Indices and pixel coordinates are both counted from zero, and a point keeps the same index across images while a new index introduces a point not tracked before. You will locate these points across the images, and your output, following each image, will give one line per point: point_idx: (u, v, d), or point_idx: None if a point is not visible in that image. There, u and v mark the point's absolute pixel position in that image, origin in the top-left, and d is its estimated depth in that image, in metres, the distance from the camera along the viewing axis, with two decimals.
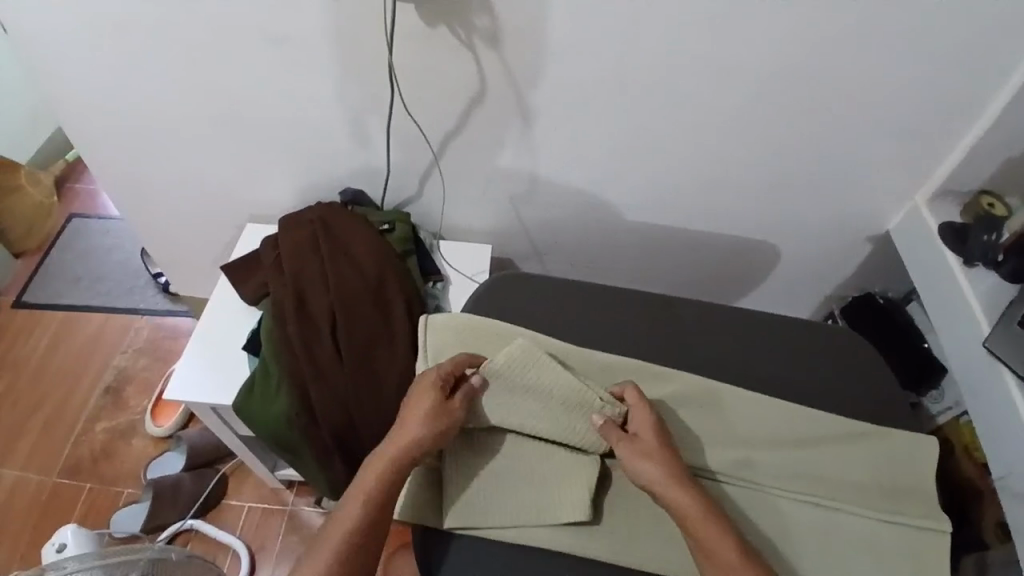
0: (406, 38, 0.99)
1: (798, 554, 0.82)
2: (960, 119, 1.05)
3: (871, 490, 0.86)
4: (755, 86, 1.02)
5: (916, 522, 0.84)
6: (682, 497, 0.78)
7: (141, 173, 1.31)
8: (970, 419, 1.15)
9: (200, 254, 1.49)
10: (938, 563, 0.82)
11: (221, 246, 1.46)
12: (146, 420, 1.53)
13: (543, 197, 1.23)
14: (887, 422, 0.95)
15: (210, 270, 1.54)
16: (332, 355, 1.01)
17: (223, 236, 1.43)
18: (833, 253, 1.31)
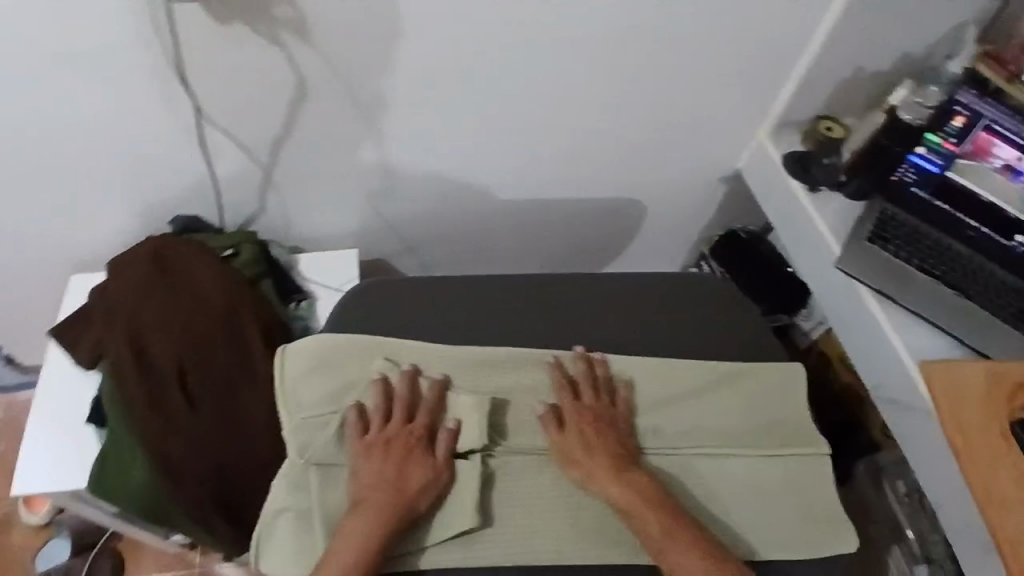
0: (202, 42, 0.87)
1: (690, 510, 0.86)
2: (787, 52, 1.08)
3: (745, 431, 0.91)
4: (589, 45, 0.99)
5: (784, 453, 0.90)
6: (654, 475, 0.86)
7: None
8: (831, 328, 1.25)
9: (18, 328, 1.27)
10: (806, 489, 0.89)
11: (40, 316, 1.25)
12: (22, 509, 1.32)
13: (399, 191, 1.16)
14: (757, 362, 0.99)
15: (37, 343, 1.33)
16: (186, 407, 0.93)
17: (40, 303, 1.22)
18: (697, 198, 1.32)
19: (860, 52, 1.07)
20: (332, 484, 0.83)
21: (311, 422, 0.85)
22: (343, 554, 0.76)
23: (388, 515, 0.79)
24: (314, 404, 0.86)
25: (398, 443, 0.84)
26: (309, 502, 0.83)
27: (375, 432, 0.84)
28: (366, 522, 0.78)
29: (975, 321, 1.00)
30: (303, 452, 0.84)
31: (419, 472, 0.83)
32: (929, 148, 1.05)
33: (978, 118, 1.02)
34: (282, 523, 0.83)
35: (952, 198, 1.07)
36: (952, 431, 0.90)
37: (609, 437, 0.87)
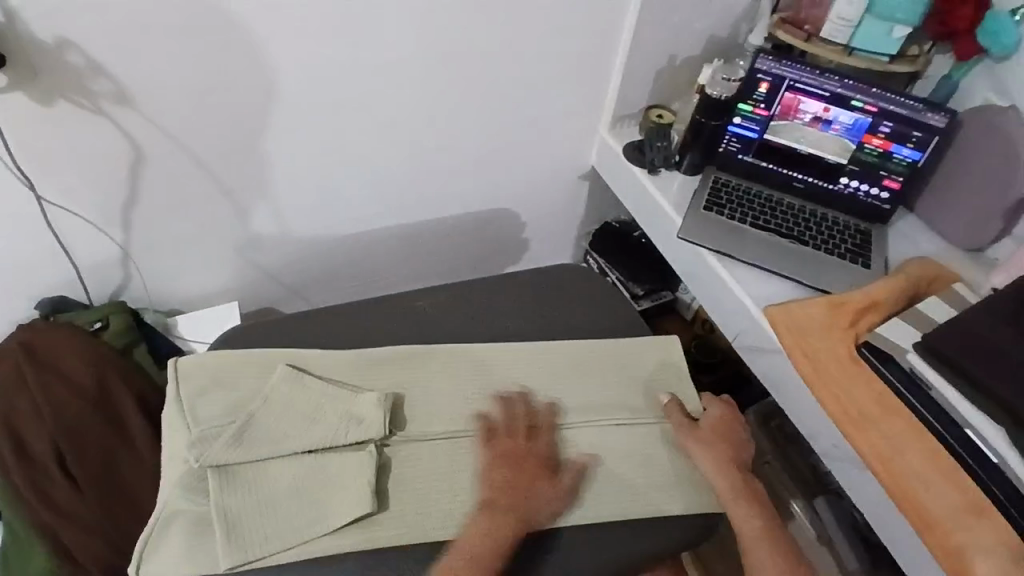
0: (27, 127, 0.90)
1: (576, 466, 0.90)
2: (600, 50, 1.17)
3: (614, 401, 0.97)
4: (408, 71, 1.07)
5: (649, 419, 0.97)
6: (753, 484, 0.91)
7: None
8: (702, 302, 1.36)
9: None
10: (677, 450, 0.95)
11: None
12: None
13: (269, 238, 1.20)
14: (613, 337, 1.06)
15: None
16: (68, 487, 0.93)
17: None
18: (561, 197, 1.41)
19: (667, 42, 1.17)
20: (230, 487, 0.82)
21: (208, 431, 0.85)
22: (466, 551, 0.79)
23: (507, 521, 0.82)
24: (212, 415, 0.87)
25: (525, 460, 0.88)
26: (206, 507, 0.81)
27: (502, 440, 0.90)
28: (497, 524, 0.81)
29: (811, 263, 1.09)
30: (198, 457, 0.83)
31: (547, 491, 0.86)
32: (743, 117, 1.14)
33: (780, 81, 1.10)
34: (171, 528, 0.81)
35: (778, 156, 1.16)
36: (796, 356, 0.99)
37: (739, 443, 0.94)
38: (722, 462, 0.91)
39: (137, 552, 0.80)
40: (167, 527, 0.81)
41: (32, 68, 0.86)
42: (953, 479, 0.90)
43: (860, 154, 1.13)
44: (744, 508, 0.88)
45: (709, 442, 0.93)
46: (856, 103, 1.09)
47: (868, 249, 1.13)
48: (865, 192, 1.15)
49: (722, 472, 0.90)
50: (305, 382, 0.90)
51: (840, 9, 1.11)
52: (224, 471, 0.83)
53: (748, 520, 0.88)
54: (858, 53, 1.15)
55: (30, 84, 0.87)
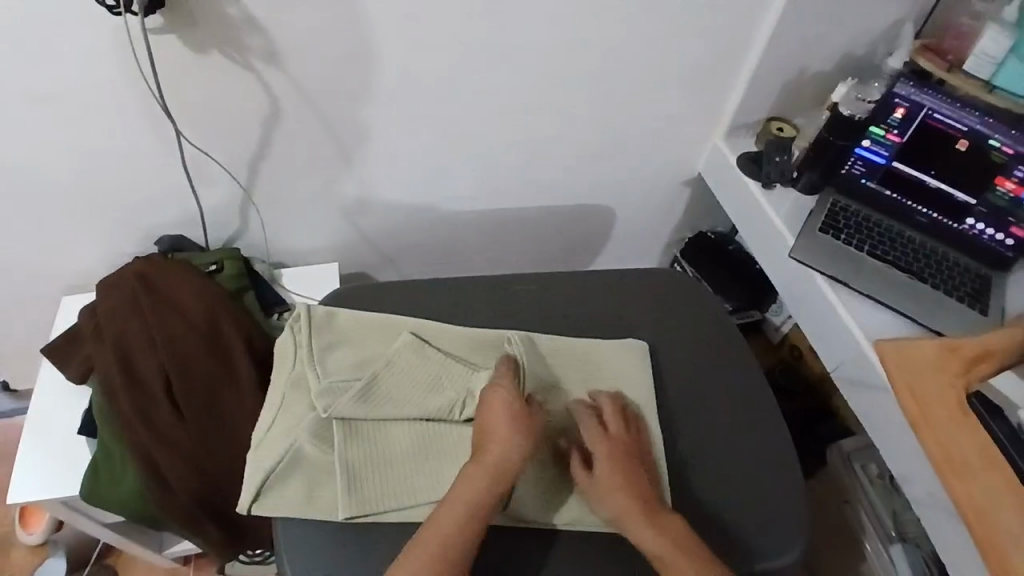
0: (179, 71, 0.94)
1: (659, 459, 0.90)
2: (731, 57, 1.15)
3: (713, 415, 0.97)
4: (537, 58, 1.07)
5: (745, 437, 0.96)
6: (650, 537, 0.79)
7: None
8: (794, 325, 1.35)
9: (11, 352, 1.30)
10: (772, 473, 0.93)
11: (33, 343, 1.29)
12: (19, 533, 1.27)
13: (375, 206, 1.23)
14: (713, 346, 1.03)
15: (31, 371, 1.36)
16: (171, 415, 0.96)
17: (35, 331, 1.27)
18: (660, 201, 1.39)
19: (799, 56, 1.14)
20: (353, 441, 0.85)
21: (336, 385, 0.88)
22: (454, 513, 0.76)
23: (496, 485, 0.78)
24: (340, 369, 0.90)
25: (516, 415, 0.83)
26: (329, 456, 0.85)
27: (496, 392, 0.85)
28: (473, 492, 0.77)
29: (924, 299, 1.05)
30: (325, 408, 0.85)
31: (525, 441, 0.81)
32: (873, 140, 1.10)
33: (918, 109, 1.05)
34: (288, 470, 0.84)
35: (905, 186, 1.12)
36: (902, 392, 0.96)
37: (632, 472, 0.84)
38: (626, 500, 0.82)
39: (255, 487, 0.82)
40: (285, 469, 0.84)
41: (191, 18, 0.89)
42: None
43: (989, 196, 1.07)
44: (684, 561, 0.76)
45: (600, 477, 0.83)
46: (993, 142, 1.04)
47: (987, 295, 1.08)
48: (990, 236, 1.10)
49: (636, 526, 0.80)
50: (427, 353, 0.92)
51: (986, 45, 1.06)
52: (348, 425, 0.85)
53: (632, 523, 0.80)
54: (999, 91, 1.09)
55: (187, 32, 0.90)
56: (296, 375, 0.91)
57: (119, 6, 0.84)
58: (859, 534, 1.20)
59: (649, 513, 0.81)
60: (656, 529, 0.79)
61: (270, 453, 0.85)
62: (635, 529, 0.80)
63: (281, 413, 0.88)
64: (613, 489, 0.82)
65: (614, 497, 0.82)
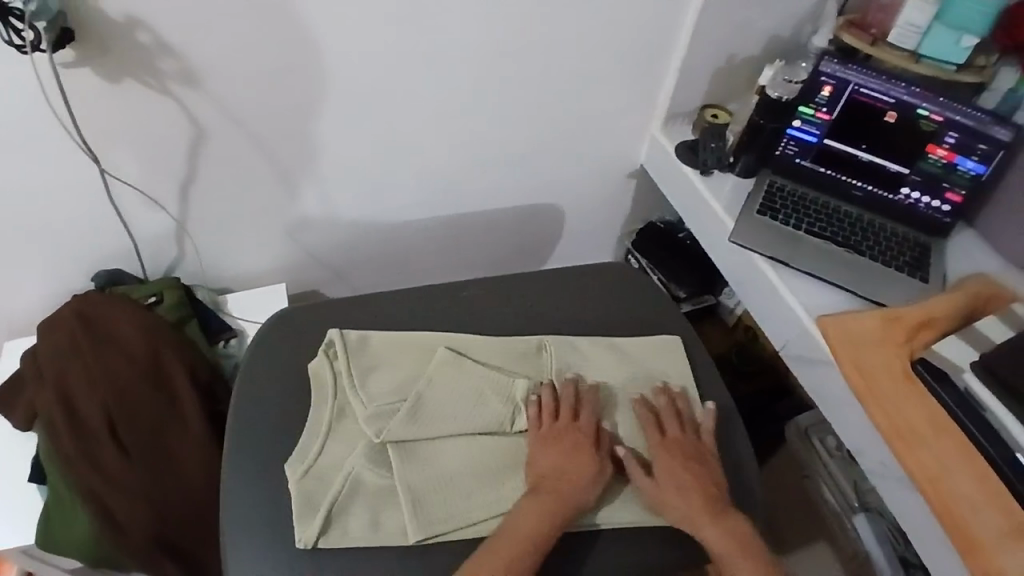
0: (94, 102, 0.92)
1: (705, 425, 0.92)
2: (659, 46, 1.15)
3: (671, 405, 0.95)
4: (463, 63, 1.07)
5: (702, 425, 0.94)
6: (693, 498, 0.85)
7: None
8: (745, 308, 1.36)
9: None
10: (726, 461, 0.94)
11: None
12: None
13: (316, 222, 1.21)
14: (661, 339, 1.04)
15: None
16: (119, 455, 0.94)
17: None
18: (607, 194, 1.39)
19: (726, 41, 1.15)
20: (411, 463, 0.86)
21: (383, 408, 0.89)
22: (525, 537, 0.79)
23: (560, 508, 0.82)
24: (383, 392, 0.90)
25: (569, 439, 0.88)
26: (389, 480, 0.85)
27: (545, 424, 0.89)
28: (538, 506, 0.82)
29: (864, 273, 1.06)
30: (379, 432, 0.87)
31: (592, 464, 0.86)
32: (803, 120, 1.11)
33: (844, 85, 1.07)
34: (347, 501, 0.83)
35: (838, 162, 1.13)
36: (846, 364, 0.97)
37: (693, 451, 0.89)
38: (687, 473, 0.86)
39: (323, 518, 0.81)
40: (345, 501, 0.83)
41: (100, 45, 0.87)
42: (998, 501, 0.87)
43: (922, 164, 1.09)
44: (712, 524, 0.83)
45: (665, 457, 0.88)
46: (922, 111, 1.05)
47: (926, 263, 1.10)
48: (926, 204, 1.12)
49: (688, 490, 0.85)
50: (466, 369, 0.92)
51: (910, 15, 1.07)
52: (404, 448, 0.86)
53: (677, 501, 0.84)
54: (926, 60, 1.11)
55: (98, 60, 0.88)
56: (339, 404, 0.90)
57: (27, 46, 0.81)
58: (824, 506, 1.22)
59: (700, 481, 0.86)
60: (702, 492, 0.85)
61: (327, 486, 0.84)
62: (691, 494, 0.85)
63: (332, 439, 0.88)
64: (674, 463, 0.87)
65: (670, 474, 0.86)
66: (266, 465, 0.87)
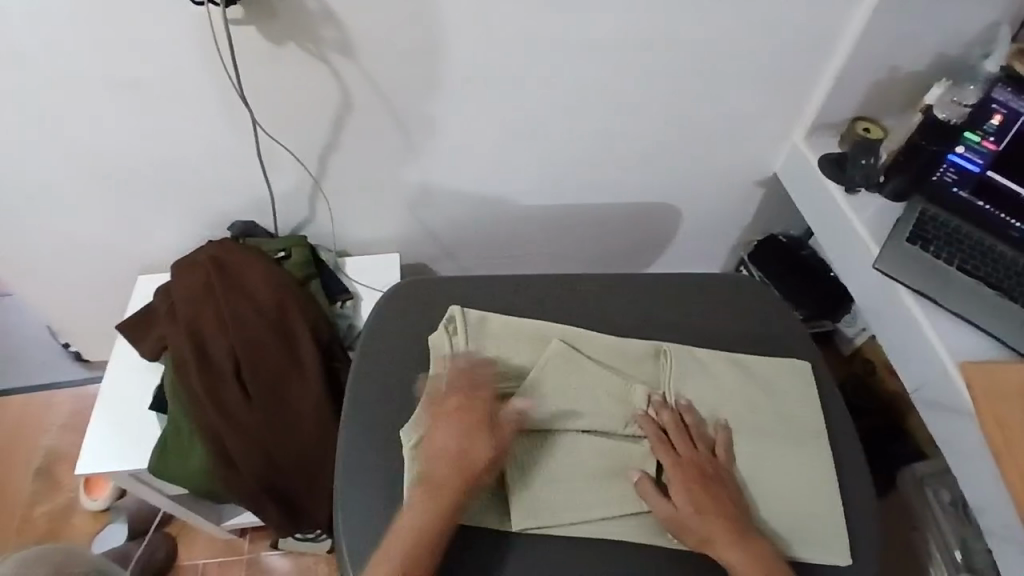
0: (257, 61, 0.96)
1: (716, 443, 0.88)
2: (816, 55, 1.10)
3: (797, 432, 0.91)
4: (611, 54, 1.05)
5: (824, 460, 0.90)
6: (712, 517, 0.80)
7: (12, 258, 1.20)
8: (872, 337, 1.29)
9: (93, 325, 1.36)
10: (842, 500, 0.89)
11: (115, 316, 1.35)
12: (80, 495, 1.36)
13: (438, 198, 1.22)
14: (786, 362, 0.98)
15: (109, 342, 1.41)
16: (240, 397, 0.99)
17: (118, 304, 1.32)
18: (730, 202, 1.34)
19: (890, 57, 1.08)
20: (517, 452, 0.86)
21: (494, 395, 0.89)
22: (411, 525, 0.77)
23: (454, 491, 0.79)
24: (498, 377, 0.90)
25: (470, 417, 0.84)
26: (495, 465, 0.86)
27: (453, 402, 0.85)
28: (423, 505, 0.78)
29: (1016, 322, 0.98)
30: None
31: (488, 443, 0.82)
32: (967, 147, 1.03)
33: (1015, 116, 1.00)
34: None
35: (1000, 199, 1.03)
36: (984, 415, 0.89)
37: (706, 474, 0.84)
38: (689, 492, 0.82)
39: None
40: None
41: (272, 7, 0.90)
42: None
43: None
44: (732, 548, 0.79)
45: (674, 474, 0.84)
46: None
47: None
48: None
49: (700, 512, 0.81)
50: (579, 365, 0.91)
51: None
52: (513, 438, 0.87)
53: (683, 515, 0.81)
54: None
55: (268, 22, 0.91)
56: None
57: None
58: (926, 562, 1.16)
59: (714, 501, 0.82)
60: (719, 514, 0.81)
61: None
62: (705, 512, 0.81)
63: None
64: (681, 481, 0.83)
65: (678, 493, 0.82)
66: (385, 430, 0.89)
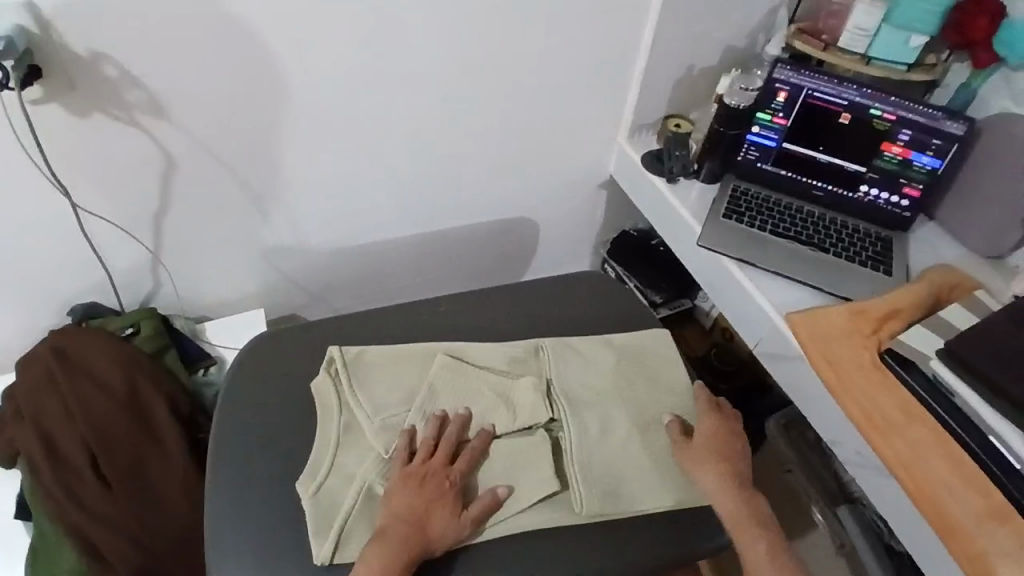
0: (64, 137, 0.94)
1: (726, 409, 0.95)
2: (619, 60, 1.19)
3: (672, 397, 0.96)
4: (428, 83, 1.09)
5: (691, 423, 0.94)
6: (730, 489, 0.87)
7: None
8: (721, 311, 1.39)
9: None
10: None
11: None
12: None
13: (291, 244, 1.22)
14: None
15: None
16: (100, 486, 0.94)
17: None
18: (579, 204, 1.42)
19: (684, 53, 1.19)
20: None
21: (389, 421, 0.90)
22: None
23: (404, 549, 0.78)
24: (390, 404, 0.92)
25: (433, 481, 0.84)
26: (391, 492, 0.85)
27: (415, 463, 0.86)
28: (379, 556, 0.78)
29: (832, 269, 1.10)
30: (387, 447, 0.88)
31: (446, 519, 0.81)
32: (762, 126, 1.16)
33: (798, 91, 1.12)
34: (362, 513, 0.84)
35: (800, 165, 1.17)
36: (817, 359, 0.99)
37: (731, 445, 0.91)
38: (717, 465, 0.88)
39: (336, 532, 0.82)
40: (360, 512, 0.84)
41: (68, 80, 0.89)
42: (969, 477, 0.89)
43: (879, 162, 1.13)
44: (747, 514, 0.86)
45: (707, 448, 0.90)
46: (874, 111, 1.10)
47: (889, 256, 1.13)
48: (885, 200, 1.15)
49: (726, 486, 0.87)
50: (461, 376, 0.94)
51: (858, 20, 1.12)
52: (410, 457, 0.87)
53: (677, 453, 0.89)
54: (875, 62, 1.15)
55: (67, 96, 0.90)
56: (345, 421, 0.91)
57: None
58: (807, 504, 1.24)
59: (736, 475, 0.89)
60: (738, 484, 0.88)
61: (346, 490, 0.86)
62: (730, 483, 0.87)
63: (342, 454, 0.88)
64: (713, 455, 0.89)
65: (709, 467, 0.88)
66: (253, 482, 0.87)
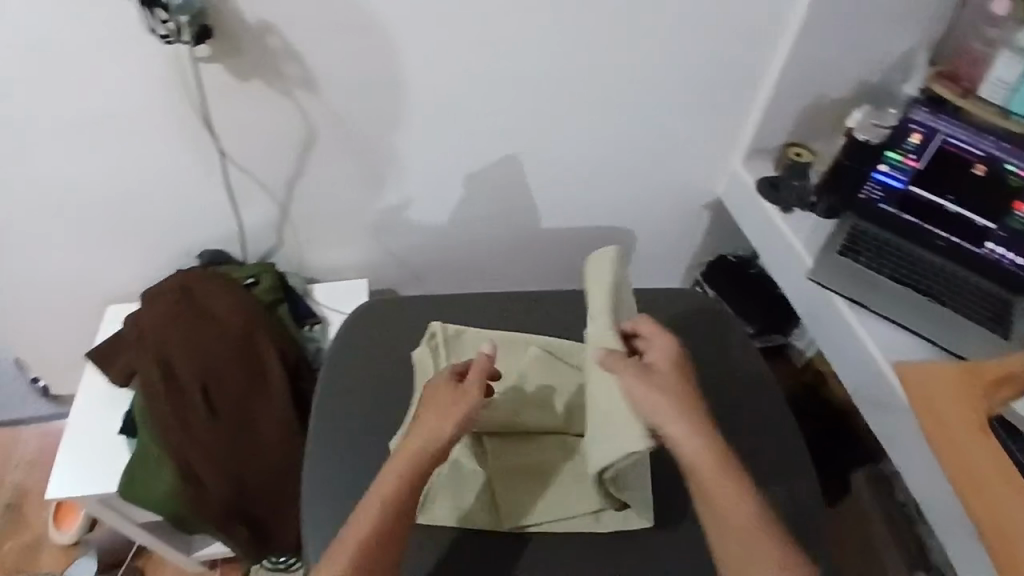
0: (223, 96, 1.01)
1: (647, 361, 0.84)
2: (748, 84, 1.19)
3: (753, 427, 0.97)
4: (558, 85, 1.12)
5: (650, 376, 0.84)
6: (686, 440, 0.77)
7: None
8: (819, 349, 1.34)
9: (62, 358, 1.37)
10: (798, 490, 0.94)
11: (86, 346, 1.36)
12: (50, 530, 1.35)
13: (401, 221, 1.27)
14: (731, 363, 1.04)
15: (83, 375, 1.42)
16: (210, 418, 1.01)
17: (85, 334, 1.34)
18: (681, 222, 1.41)
19: (816, 85, 1.17)
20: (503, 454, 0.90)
21: None
22: (365, 518, 0.76)
23: (404, 481, 0.78)
24: None
25: (431, 409, 0.81)
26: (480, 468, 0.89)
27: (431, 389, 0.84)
28: (385, 493, 0.77)
29: (944, 322, 1.06)
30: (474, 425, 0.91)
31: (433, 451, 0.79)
32: (891, 165, 1.11)
33: (933, 134, 1.07)
34: (447, 479, 0.87)
35: (923, 211, 1.12)
36: (922, 409, 0.95)
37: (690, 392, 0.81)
38: (680, 417, 0.78)
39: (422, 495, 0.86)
40: (447, 478, 0.88)
41: (236, 46, 0.96)
42: None
43: (1008, 220, 1.06)
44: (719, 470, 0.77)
45: (659, 391, 0.79)
46: (1009, 166, 1.04)
47: (1008, 319, 1.06)
48: (1011, 261, 1.08)
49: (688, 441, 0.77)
50: (555, 369, 0.96)
51: (1000, 71, 1.07)
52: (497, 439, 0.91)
53: (653, 398, 0.79)
54: (1014, 118, 1.08)
55: (232, 59, 0.97)
56: None
57: (170, 35, 0.90)
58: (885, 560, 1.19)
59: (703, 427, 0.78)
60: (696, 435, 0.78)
61: None
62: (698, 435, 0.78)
63: None
64: (671, 409, 0.78)
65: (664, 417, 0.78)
66: (353, 442, 0.92)
